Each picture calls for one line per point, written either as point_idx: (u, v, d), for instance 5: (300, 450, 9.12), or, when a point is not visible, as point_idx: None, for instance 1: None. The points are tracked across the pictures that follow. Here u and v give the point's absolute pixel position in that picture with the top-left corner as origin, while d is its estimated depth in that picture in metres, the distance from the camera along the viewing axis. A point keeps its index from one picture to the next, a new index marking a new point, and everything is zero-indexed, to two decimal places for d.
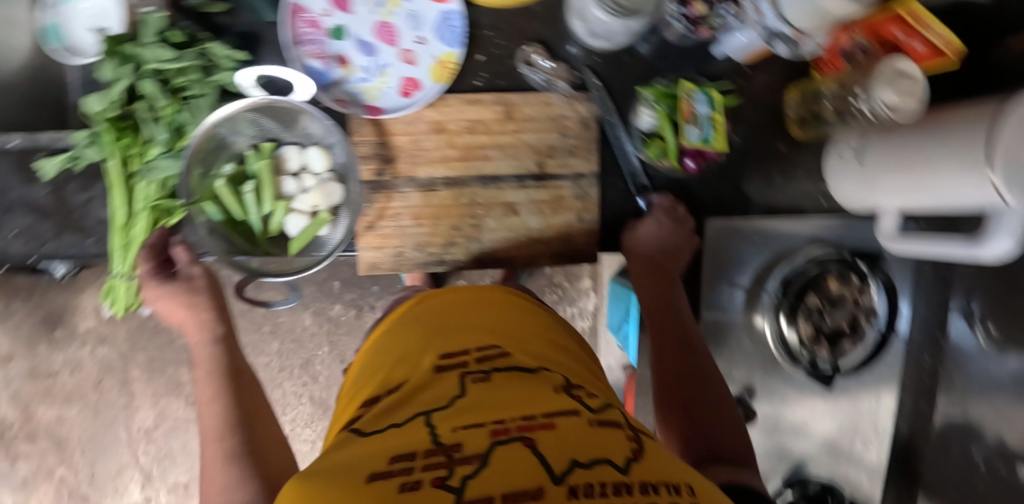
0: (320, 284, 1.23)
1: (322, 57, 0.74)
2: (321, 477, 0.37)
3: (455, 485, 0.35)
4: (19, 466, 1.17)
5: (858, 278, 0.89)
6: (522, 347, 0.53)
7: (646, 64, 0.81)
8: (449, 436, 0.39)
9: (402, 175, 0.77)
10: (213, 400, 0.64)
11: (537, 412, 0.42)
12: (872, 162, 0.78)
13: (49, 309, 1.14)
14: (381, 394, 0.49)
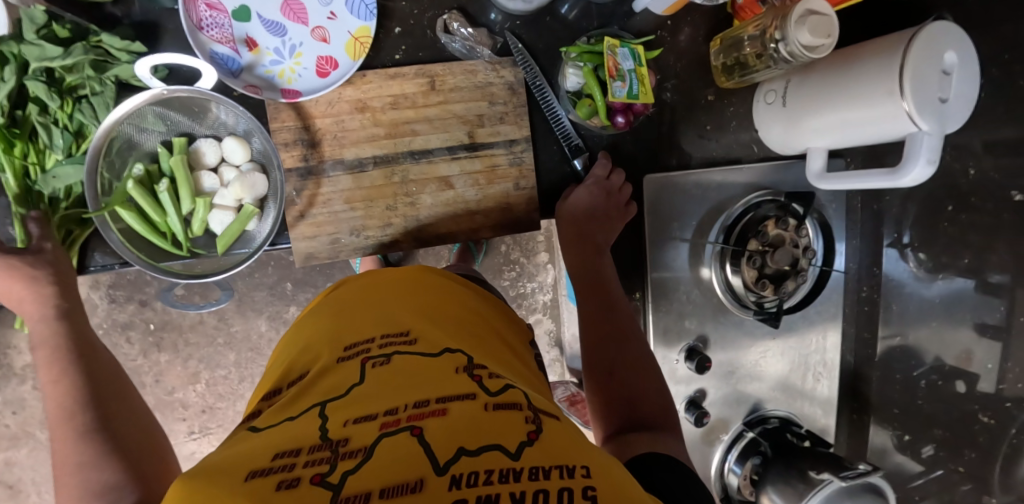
0: (272, 287, 1.18)
1: (228, 42, 0.71)
2: (201, 475, 0.38)
3: (333, 482, 0.36)
4: None
5: (796, 218, 0.89)
6: (431, 327, 0.53)
7: (567, 23, 0.80)
8: (338, 432, 0.40)
9: (328, 159, 0.74)
10: (58, 381, 0.61)
11: (431, 398, 0.43)
12: (795, 104, 0.80)
13: None
14: (282, 387, 0.50)
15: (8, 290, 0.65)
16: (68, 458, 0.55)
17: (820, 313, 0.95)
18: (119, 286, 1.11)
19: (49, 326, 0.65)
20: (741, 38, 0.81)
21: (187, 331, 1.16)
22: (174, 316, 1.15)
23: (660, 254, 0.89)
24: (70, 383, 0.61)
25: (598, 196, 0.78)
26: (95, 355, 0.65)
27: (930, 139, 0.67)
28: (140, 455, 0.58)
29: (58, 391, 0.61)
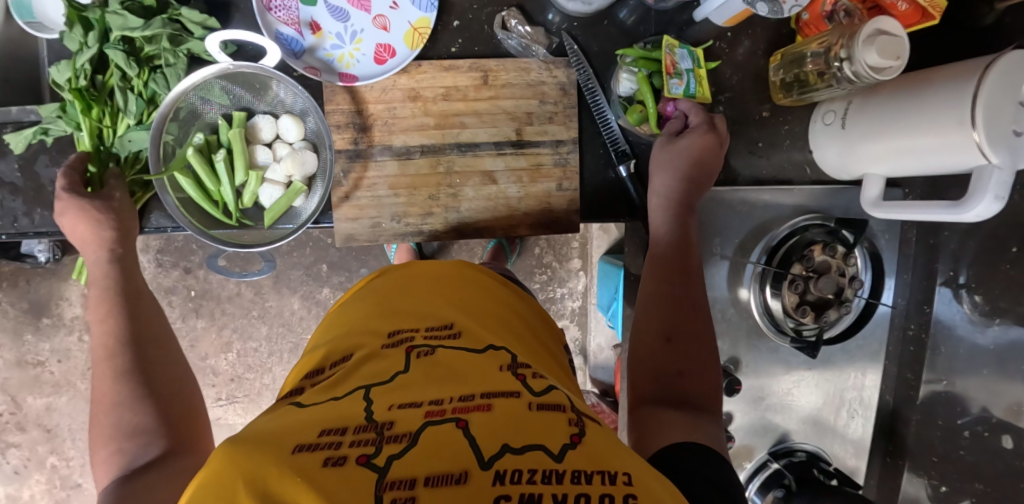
0: (308, 268, 1.21)
1: (293, 23, 0.73)
2: (249, 442, 0.39)
3: (379, 464, 0.37)
4: (11, 456, 1.33)
5: (844, 247, 0.85)
6: (480, 324, 0.54)
7: (625, 26, 0.80)
8: (383, 414, 0.41)
9: (377, 144, 0.75)
10: (103, 320, 0.65)
11: (476, 393, 0.43)
12: (854, 128, 0.78)
13: (32, 300, 1.28)
14: (324, 367, 0.51)
15: (72, 229, 0.68)
16: (104, 396, 0.59)
17: (860, 348, 0.92)
18: (166, 251, 1.16)
19: (103, 270, 0.68)
20: (804, 54, 0.79)
21: (224, 301, 1.21)
22: (214, 288, 1.20)
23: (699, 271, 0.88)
24: (114, 323, 0.64)
25: (701, 148, 0.74)
26: (141, 299, 0.68)
27: (999, 174, 0.64)
28: (171, 400, 0.61)
29: (104, 327, 0.64)
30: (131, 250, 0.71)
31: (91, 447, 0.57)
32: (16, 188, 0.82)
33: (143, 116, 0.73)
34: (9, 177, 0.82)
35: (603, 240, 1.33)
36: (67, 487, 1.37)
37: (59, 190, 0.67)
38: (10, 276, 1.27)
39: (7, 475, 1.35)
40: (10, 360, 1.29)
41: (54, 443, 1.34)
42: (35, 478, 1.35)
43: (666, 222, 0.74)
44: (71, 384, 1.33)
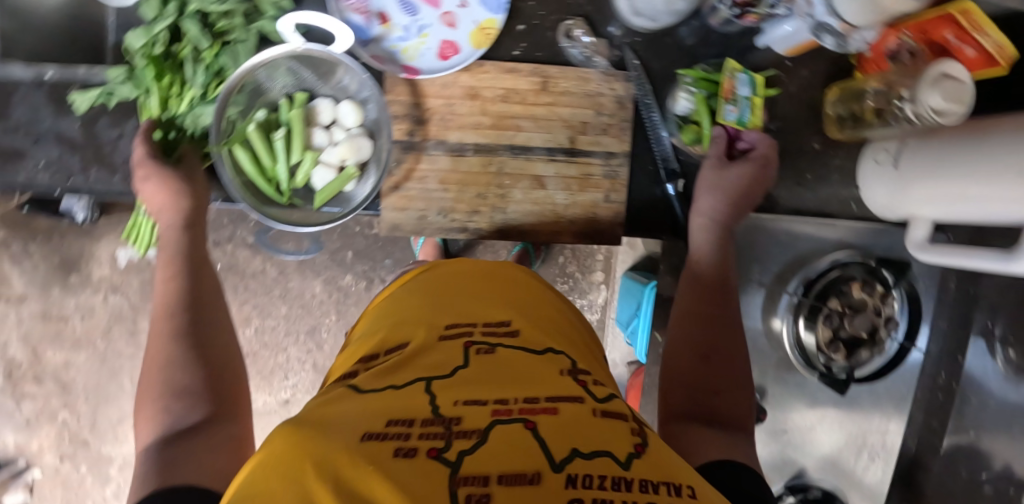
0: (334, 253, 1.35)
1: (363, 12, 0.74)
2: (322, 429, 0.42)
3: (451, 458, 0.38)
4: (24, 406, 1.37)
5: (883, 288, 0.85)
6: (533, 328, 0.57)
7: (688, 45, 0.80)
8: (449, 410, 0.43)
9: (431, 137, 0.76)
10: (169, 283, 0.69)
11: (541, 396, 0.45)
12: (907, 169, 0.77)
13: (65, 255, 1.34)
14: (379, 353, 0.55)
15: (151, 197, 0.73)
16: (158, 354, 0.63)
17: (888, 391, 0.90)
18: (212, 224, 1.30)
19: (171, 235, 0.73)
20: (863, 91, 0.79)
21: None
22: None
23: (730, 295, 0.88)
24: (178, 286, 0.69)
25: (749, 179, 0.75)
26: (204, 267, 0.72)
27: None
28: (220, 369, 0.64)
29: (169, 290, 0.69)
30: (201, 219, 0.76)
31: (139, 402, 0.61)
32: (75, 146, 0.85)
33: (208, 89, 0.75)
34: (71, 134, 0.85)
35: (630, 256, 1.36)
36: (74, 443, 1.39)
37: (142, 158, 0.72)
38: (44, 232, 1.33)
39: (18, 426, 1.37)
40: (35, 311, 1.34)
41: (68, 398, 1.37)
42: (44, 431, 1.38)
43: (709, 243, 0.74)
44: (92, 342, 1.37)
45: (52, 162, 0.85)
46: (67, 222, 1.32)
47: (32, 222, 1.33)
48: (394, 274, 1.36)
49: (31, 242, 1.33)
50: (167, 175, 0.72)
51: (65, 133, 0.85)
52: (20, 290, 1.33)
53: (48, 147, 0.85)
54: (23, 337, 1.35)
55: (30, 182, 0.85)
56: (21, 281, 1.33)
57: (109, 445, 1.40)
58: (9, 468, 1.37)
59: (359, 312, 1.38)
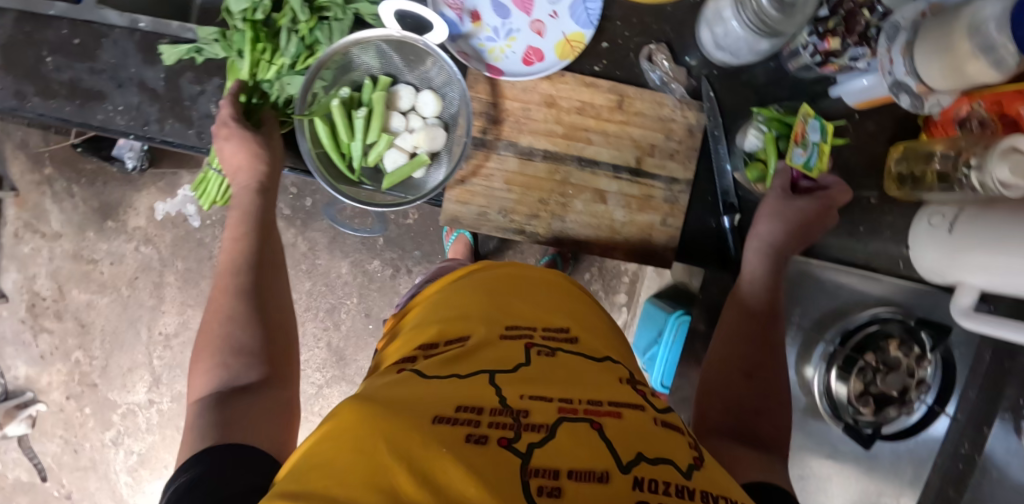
0: (365, 238, 1.39)
1: (457, 9, 0.77)
2: (395, 408, 0.45)
3: (521, 449, 0.42)
4: (41, 340, 1.40)
5: (921, 349, 0.86)
6: (589, 337, 0.59)
7: (764, 85, 0.82)
8: (517, 402, 0.46)
9: (504, 138, 0.78)
10: (238, 241, 0.73)
11: (604, 400, 0.48)
12: (961, 234, 0.77)
13: (105, 200, 1.36)
14: (438, 343, 0.57)
15: (230, 155, 0.76)
16: (220, 311, 0.66)
17: (911, 454, 0.90)
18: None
19: (243, 197, 0.77)
20: (930, 154, 0.81)
21: None
22: None
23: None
24: (246, 246, 0.73)
25: (813, 212, 0.76)
26: (270, 232, 0.76)
27: None
28: (276, 330, 0.68)
29: (237, 249, 0.73)
30: (274, 185, 0.79)
31: (196, 354, 0.64)
32: (156, 95, 0.88)
33: (297, 59, 0.79)
34: (154, 84, 0.88)
35: (655, 284, 1.41)
36: (83, 384, 1.41)
37: (229, 119, 0.75)
38: (90, 174, 1.36)
39: (33, 358, 1.40)
40: (66, 250, 1.37)
41: (84, 339, 1.40)
42: (56, 367, 1.40)
43: (760, 267, 0.74)
44: (116, 288, 1.39)
45: (132, 108, 0.88)
46: (116, 171, 1.35)
47: (80, 164, 1.35)
48: (421, 267, 1.40)
49: (76, 184, 1.35)
50: (249, 138, 0.76)
51: (148, 82, 0.88)
52: (57, 227, 1.36)
53: (131, 94, 0.88)
54: (51, 273, 1.37)
55: (108, 123, 0.89)
56: (59, 219, 1.36)
57: (116, 392, 1.41)
58: (16, 398, 1.39)
59: (380, 299, 1.41)
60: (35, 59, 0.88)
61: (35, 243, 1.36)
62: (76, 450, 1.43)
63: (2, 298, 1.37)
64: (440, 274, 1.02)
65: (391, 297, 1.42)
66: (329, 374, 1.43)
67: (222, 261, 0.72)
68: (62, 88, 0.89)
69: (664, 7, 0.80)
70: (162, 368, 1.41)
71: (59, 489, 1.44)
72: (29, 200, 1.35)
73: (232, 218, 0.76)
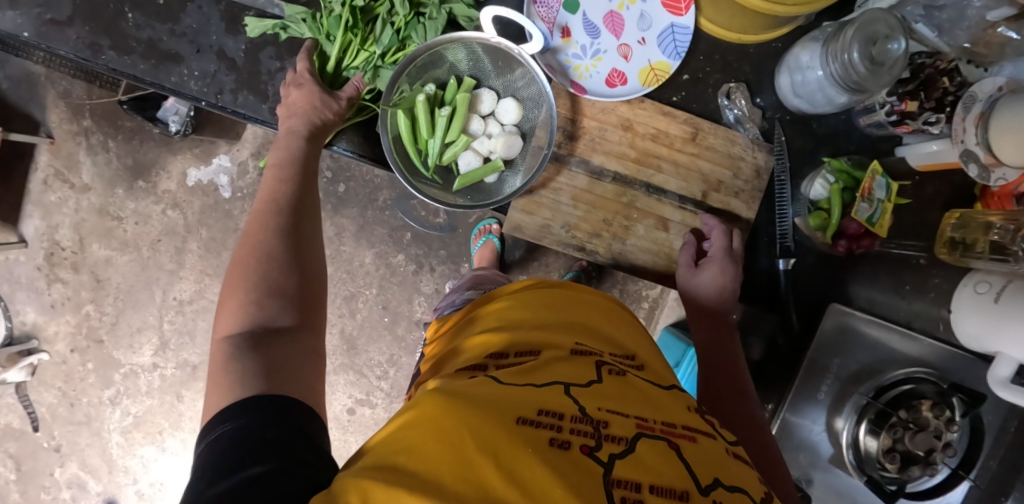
0: (393, 231, 1.39)
1: (549, 22, 0.78)
2: (475, 404, 0.45)
3: (603, 459, 0.42)
4: (54, 289, 1.38)
5: (953, 413, 0.81)
6: (653, 367, 0.59)
7: (833, 135, 0.84)
8: (595, 412, 0.46)
9: (577, 154, 0.80)
10: (281, 181, 0.72)
11: (677, 423, 0.49)
12: (1007, 305, 0.78)
13: (139, 159, 1.34)
14: (507, 353, 0.55)
15: (293, 99, 0.78)
16: (256, 248, 0.64)
17: None
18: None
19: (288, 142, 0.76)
20: (987, 223, 0.83)
21: None
22: None
23: (801, 398, 0.89)
24: (286, 188, 0.71)
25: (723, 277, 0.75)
26: (310, 177, 0.75)
27: None
28: (312, 279, 0.65)
29: (277, 189, 0.71)
30: (323, 134, 0.78)
31: (226, 294, 0.61)
32: (234, 65, 0.89)
33: (387, 50, 0.82)
34: (234, 54, 0.89)
35: (674, 313, 1.41)
36: (89, 338, 1.39)
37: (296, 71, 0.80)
38: (128, 131, 1.34)
39: (43, 306, 1.38)
40: (93, 203, 1.35)
41: (98, 294, 1.38)
42: (65, 318, 1.39)
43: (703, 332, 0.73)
44: (137, 248, 1.37)
45: (208, 75, 0.89)
46: (155, 131, 1.33)
47: (119, 119, 1.33)
48: (445, 266, 1.39)
49: (112, 138, 1.33)
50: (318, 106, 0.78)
51: (228, 51, 0.89)
52: (88, 179, 1.35)
53: (209, 61, 0.89)
54: (74, 224, 1.36)
55: (180, 86, 0.90)
56: (91, 172, 1.34)
57: (122, 351, 1.39)
58: (21, 344, 1.37)
59: (400, 294, 1.41)
60: (117, 13, 0.89)
61: (63, 192, 1.35)
62: (73, 404, 1.40)
63: (21, 242, 1.36)
64: (480, 283, 1.03)
65: (409, 294, 1.41)
66: (338, 362, 1.42)
67: (260, 197, 0.71)
68: (139, 45, 0.89)
69: (747, 48, 0.81)
70: (172, 333, 1.39)
71: (48, 440, 1.40)
72: (64, 149, 1.34)
73: (274, 158, 0.75)
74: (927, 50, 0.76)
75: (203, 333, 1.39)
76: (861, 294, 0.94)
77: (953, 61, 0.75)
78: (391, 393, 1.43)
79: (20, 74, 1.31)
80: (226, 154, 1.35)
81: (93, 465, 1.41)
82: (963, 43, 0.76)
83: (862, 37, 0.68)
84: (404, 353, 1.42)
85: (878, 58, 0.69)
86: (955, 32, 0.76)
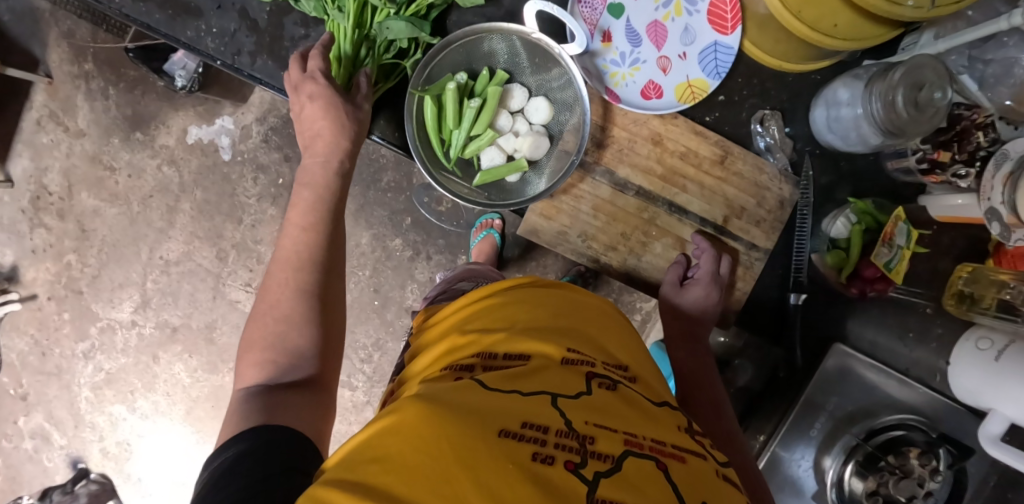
0: (393, 214, 1.36)
1: (591, 24, 0.76)
2: (454, 414, 0.41)
3: (588, 477, 0.39)
4: (36, 234, 1.33)
5: (939, 463, 0.80)
6: (649, 376, 0.55)
7: (859, 175, 0.84)
8: (582, 427, 0.43)
9: (603, 164, 0.79)
10: (309, 230, 0.67)
11: (667, 441, 0.45)
12: (1007, 365, 0.77)
13: (139, 110, 1.29)
14: (495, 354, 0.51)
15: (313, 119, 0.72)
16: (279, 305, 0.62)
17: None
18: (277, 132, 1.30)
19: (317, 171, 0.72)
20: (999, 282, 0.82)
21: None
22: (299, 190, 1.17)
23: (794, 433, 0.87)
24: (318, 236, 0.67)
25: (709, 299, 0.77)
26: (341, 227, 0.70)
27: None
28: (331, 336, 0.63)
29: (304, 237, 0.67)
30: (351, 167, 0.74)
31: (248, 345, 0.61)
32: (256, 28, 0.85)
33: (402, 7, 0.74)
34: (257, 14, 0.85)
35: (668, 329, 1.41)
36: (68, 288, 1.34)
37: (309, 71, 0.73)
38: (130, 80, 1.29)
39: (23, 250, 1.33)
40: (87, 150, 1.30)
41: (81, 244, 1.33)
42: (45, 265, 1.33)
43: (684, 353, 0.74)
44: (126, 201, 1.31)
45: (226, 32, 0.85)
46: (159, 84, 1.28)
47: (123, 67, 1.28)
48: (442, 256, 1.37)
49: (114, 85, 1.28)
50: (335, 104, 0.72)
51: (250, 11, 0.85)
52: (84, 124, 1.29)
53: (228, 18, 0.85)
54: (64, 170, 1.31)
55: (196, 42, 0.85)
56: (88, 117, 1.29)
57: (101, 305, 1.34)
58: None
59: (393, 278, 1.38)
60: None
61: (57, 135, 1.30)
62: (44, 354, 1.35)
63: (7, 181, 1.31)
64: (473, 276, 0.99)
65: (403, 280, 1.38)
66: None
67: (286, 248, 0.67)
68: None
69: (786, 77, 0.80)
70: (154, 292, 1.34)
71: (15, 388, 1.36)
72: (62, 90, 1.29)
73: (304, 196, 0.70)
74: (965, 102, 0.76)
75: (186, 296, 1.34)
76: (864, 335, 0.93)
77: (990, 116, 0.75)
78: (372, 378, 1.40)
79: (22, 7, 1.26)
80: (230, 116, 1.30)
81: (60, 418, 1.36)
82: (1005, 100, 0.74)
83: (909, 81, 0.67)
84: (390, 337, 1.39)
85: (922, 105, 0.67)
86: (999, 88, 0.74)
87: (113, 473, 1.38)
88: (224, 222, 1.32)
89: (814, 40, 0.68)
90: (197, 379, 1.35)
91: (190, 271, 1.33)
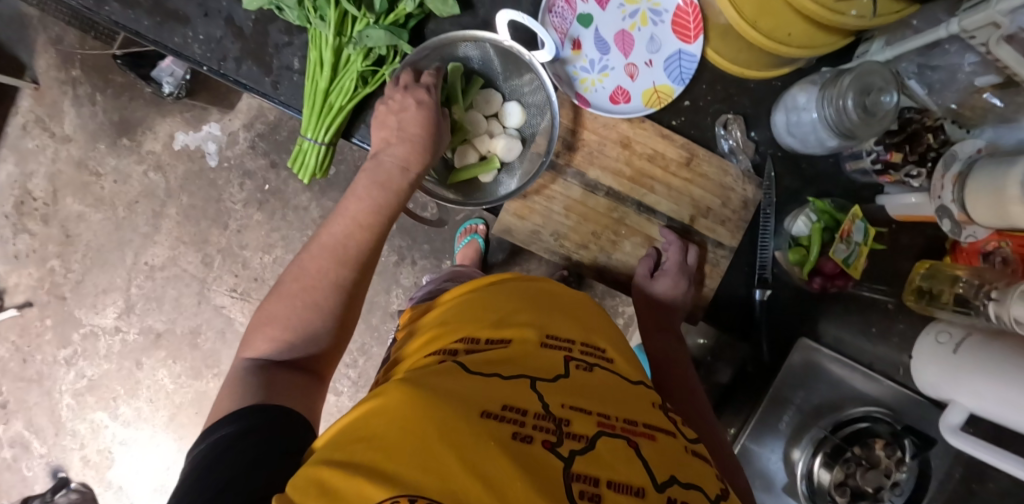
0: None
1: (562, 33, 0.80)
2: (439, 397, 0.44)
3: (563, 455, 0.42)
4: (20, 239, 1.33)
5: (904, 454, 0.83)
6: (625, 358, 0.57)
7: (819, 177, 0.89)
8: (559, 410, 0.45)
9: (574, 165, 0.82)
10: (360, 228, 0.66)
11: (640, 420, 0.48)
12: (963, 356, 0.80)
13: (126, 116, 1.31)
14: (478, 340, 0.54)
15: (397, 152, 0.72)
16: (308, 289, 0.61)
17: None
18: (264, 138, 1.33)
19: (371, 192, 0.68)
20: (953, 276, 0.87)
21: None
22: None
23: (762, 427, 0.89)
24: (363, 237, 0.66)
25: (673, 291, 0.81)
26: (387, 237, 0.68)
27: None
28: (343, 331, 0.63)
29: (354, 234, 0.65)
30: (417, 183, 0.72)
31: (264, 311, 0.61)
32: (241, 34, 0.88)
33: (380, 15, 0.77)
34: (242, 22, 0.88)
35: None
36: (51, 293, 1.34)
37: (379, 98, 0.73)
38: (118, 87, 1.31)
39: (6, 256, 1.34)
40: (73, 155, 1.32)
41: (65, 249, 1.34)
42: (28, 270, 1.34)
43: (657, 340, 0.78)
44: (112, 207, 1.33)
45: (213, 39, 0.88)
46: (147, 91, 1.31)
47: (111, 74, 1.30)
48: (426, 261, 1.39)
49: (102, 92, 1.30)
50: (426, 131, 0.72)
51: (236, 19, 0.88)
52: (71, 130, 1.31)
53: (214, 25, 0.88)
54: (50, 175, 1.32)
55: (182, 48, 0.88)
56: (75, 123, 1.31)
57: (85, 310, 1.35)
58: None
59: (378, 283, 1.40)
60: None
61: (42, 140, 1.32)
62: (26, 360, 1.35)
63: None
64: (456, 277, 1.02)
65: (387, 284, 1.40)
66: None
67: (332, 235, 0.65)
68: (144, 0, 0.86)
69: (749, 83, 0.84)
70: (139, 297, 1.35)
71: None
72: (49, 96, 1.30)
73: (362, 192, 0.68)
74: (916, 107, 0.81)
75: (172, 301, 1.35)
76: (829, 332, 0.97)
77: (938, 119, 0.80)
78: (357, 382, 1.41)
79: (10, 14, 1.28)
80: (217, 123, 1.33)
81: (40, 425, 1.36)
82: (949, 104, 0.79)
83: (857, 86, 0.71)
84: (375, 342, 1.41)
85: (871, 108, 0.72)
86: (946, 93, 0.78)
87: (94, 481, 1.37)
88: (210, 227, 1.34)
89: (771, 49, 0.71)
90: (181, 385, 1.36)
91: (175, 276, 1.35)
